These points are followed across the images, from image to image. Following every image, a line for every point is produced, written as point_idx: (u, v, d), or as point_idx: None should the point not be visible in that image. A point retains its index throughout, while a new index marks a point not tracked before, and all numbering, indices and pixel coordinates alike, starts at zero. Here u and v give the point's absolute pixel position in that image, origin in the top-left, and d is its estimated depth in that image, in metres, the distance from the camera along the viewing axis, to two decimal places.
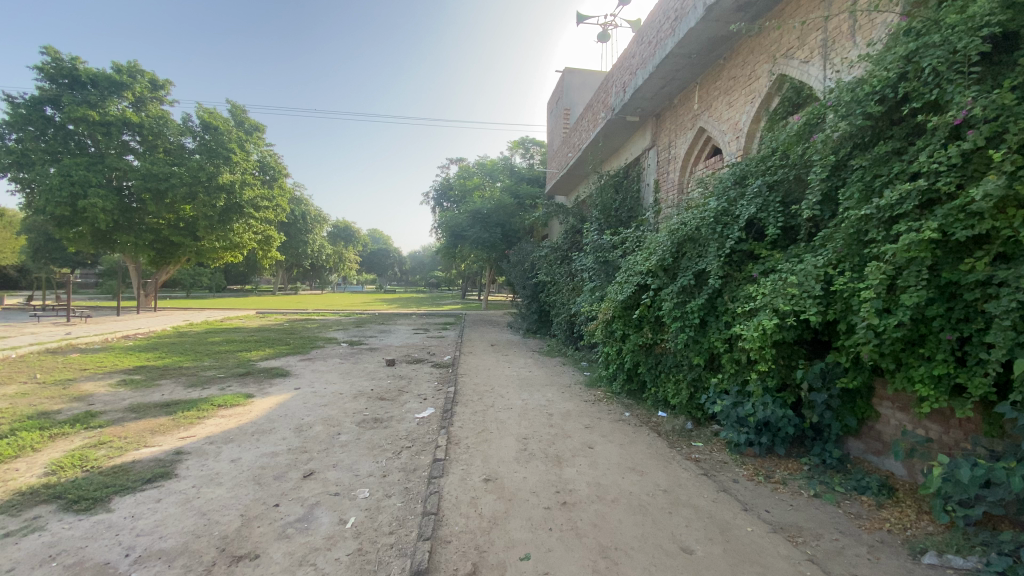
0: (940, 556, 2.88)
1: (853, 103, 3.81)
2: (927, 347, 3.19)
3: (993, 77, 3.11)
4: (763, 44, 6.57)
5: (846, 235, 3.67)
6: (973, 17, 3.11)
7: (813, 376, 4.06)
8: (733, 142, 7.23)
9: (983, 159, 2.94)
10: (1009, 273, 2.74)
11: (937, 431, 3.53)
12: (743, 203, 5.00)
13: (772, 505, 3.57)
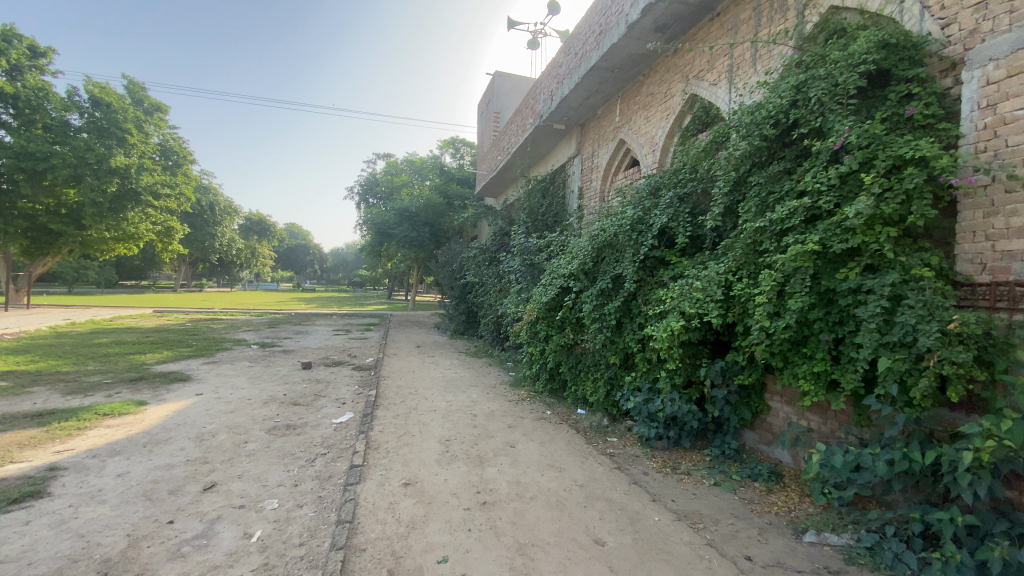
0: (819, 535, 3.24)
1: (752, 125, 4.18)
2: (808, 347, 3.58)
3: (867, 110, 3.57)
4: (678, 64, 7.00)
5: (745, 245, 4.03)
6: (852, 55, 3.57)
7: (715, 373, 4.42)
8: (650, 155, 7.64)
9: (856, 181, 3.35)
10: (876, 283, 3.14)
11: (817, 422, 3.97)
12: (657, 212, 5.32)
13: (678, 494, 3.82)
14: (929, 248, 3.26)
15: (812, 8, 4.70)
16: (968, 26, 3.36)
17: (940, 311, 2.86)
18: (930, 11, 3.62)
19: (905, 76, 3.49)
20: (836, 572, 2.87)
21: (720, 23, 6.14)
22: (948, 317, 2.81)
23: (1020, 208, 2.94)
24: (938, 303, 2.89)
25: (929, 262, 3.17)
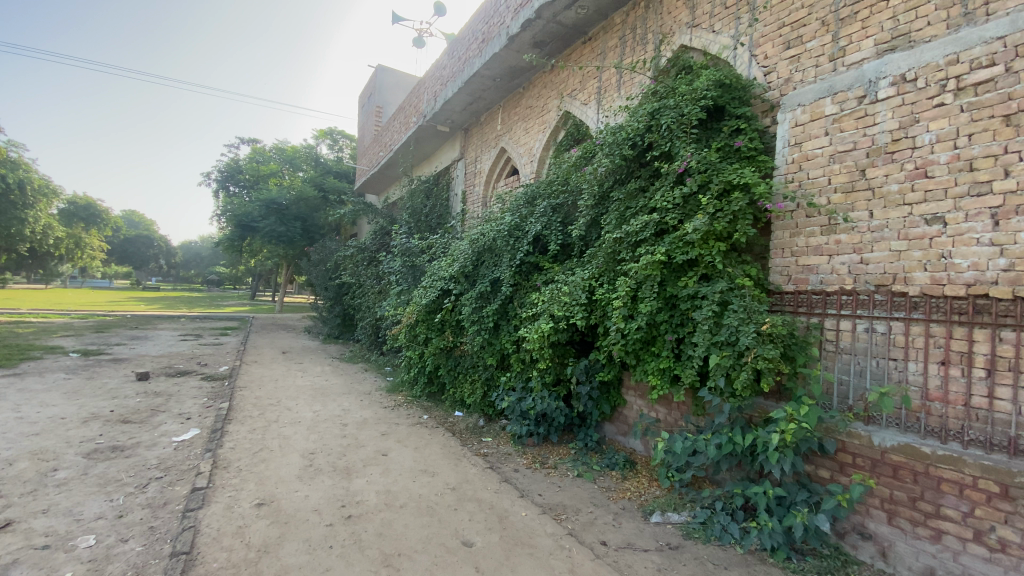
0: (663, 515, 3.62)
1: (614, 144, 4.57)
2: (657, 346, 4.01)
3: (706, 139, 4.10)
4: (554, 81, 7.40)
5: (607, 254, 4.39)
6: (695, 91, 4.09)
7: (580, 371, 4.78)
8: (529, 164, 7.95)
9: (696, 201, 3.83)
10: (709, 290, 3.62)
11: (665, 413, 4.46)
12: (532, 219, 5.57)
13: (544, 489, 4.01)
14: (749, 261, 3.84)
15: (666, 44, 5.27)
16: (783, 76, 4.02)
17: (756, 314, 3.38)
18: (756, 59, 4.26)
19: (735, 113, 4.08)
20: (675, 547, 3.23)
21: (591, 47, 6.61)
22: (761, 320, 3.33)
23: (815, 230, 3.59)
24: (754, 308, 3.42)
25: (749, 273, 3.74)
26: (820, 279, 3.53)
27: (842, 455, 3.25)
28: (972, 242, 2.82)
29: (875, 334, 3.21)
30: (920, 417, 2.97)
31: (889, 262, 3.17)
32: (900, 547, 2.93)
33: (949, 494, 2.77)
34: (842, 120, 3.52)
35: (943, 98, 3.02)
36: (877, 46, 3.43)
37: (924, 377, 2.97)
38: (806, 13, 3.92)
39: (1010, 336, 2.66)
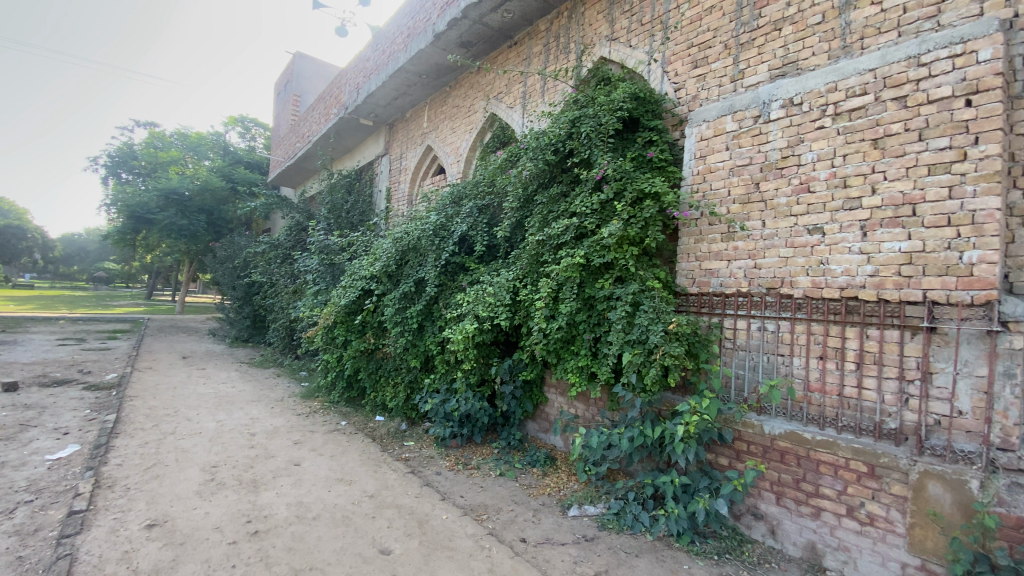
0: (580, 508, 3.77)
1: (538, 148, 4.69)
2: (576, 344, 4.17)
3: (622, 149, 4.32)
4: (480, 82, 7.42)
5: (530, 256, 4.51)
6: (613, 102, 4.29)
7: (504, 371, 4.86)
8: (455, 164, 7.91)
9: (613, 207, 4.03)
10: (623, 291, 3.83)
11: (583, 409, 4.64)
12: (458, 220, 5.57)
13: (466, 490, 4.02)
14: (659, 265, 4.10)
15: (587, 55, 5.47)
16: (691, 93, 4.33)
17: (664, 314, 3.63)
18: (668, 75, 4.55)
19: (648, 126, 4.34)
20: (590, 538, 3.37)
21: (516, 52, 6.70)
22: (669, 320, 3.58)
23: (716, 237, 3.90)
24: (663, 309, 3.66)
25: (659, 276, 4.00)
26: (720, 282, 3.84)
27: (738, 443, 3.54)
28: (845, 250, 3.19)
29: (766, 332, 3.54)
30: (803, 406, 3.31)
31: (778, 267, 3.52)
32: (786, 525, 3.25)
33: (826, 474, 3.10)
34: (740, 137, 3.85)
35: (823, 122, 3.39)
36: (771, 71, 3.78)
37: (806, 370, 3.32)
38: (711, 36, 4.23)
39: (874, 333, 3.03)
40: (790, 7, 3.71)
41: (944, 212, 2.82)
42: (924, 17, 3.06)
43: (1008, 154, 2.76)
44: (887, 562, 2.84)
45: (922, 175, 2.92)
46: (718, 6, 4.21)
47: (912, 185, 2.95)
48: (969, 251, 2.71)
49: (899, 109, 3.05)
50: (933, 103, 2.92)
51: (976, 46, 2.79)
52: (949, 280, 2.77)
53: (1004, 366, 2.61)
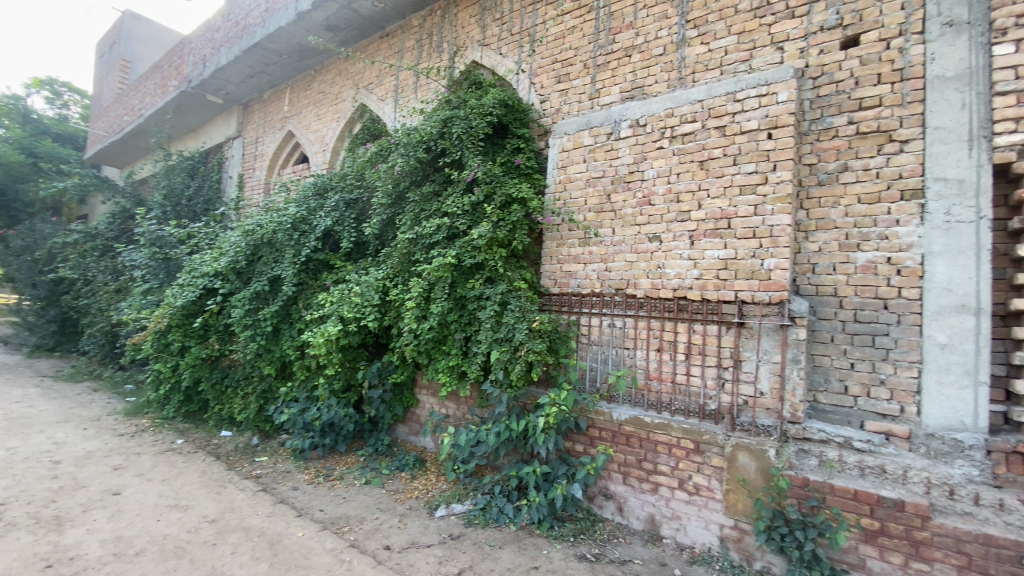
0: (448, 507, 3.81)
1: (409, 145, 4.63)
2: (447, 345, 4.19)
3: (492, 153, 4.43)
4: (350, 71, 7.05)
5: (400, 254, 4.43)
6: (483, 106, 4.39)
7: (372, 375, 4.71)
8: (320, 154, 7.41)
9: (483, 210, 4.14)
10: (492, 292, 3.96)
11: (453, 408, 4.66)
12: (321, 214, 5.23)
13: (326, 503, 3.80)
14: (526, 266, 4.29)
15: (460, 57, 5.51)
16: (555, 105, 4.60)
17: (529, 313, 3.84)
18: (534, 87, 4.78)
19: (517, 133, 4.52)
20: (456, 537, 3.41)
21: (388, 43, 6.51)
22: (533, 318, 3.78)
23: (575, 242, 4.21)
24: (528, 308, 3.85)
25: (525, 277, 4.18)
26: (578, 283, 4.16)
27: (592, 430, 3.85)
28: (677, 256, 3.66)
29: (615, 328, 3.90)
30: (644, 393, 3.72)
31: (625, 271, 3.91)
32: (631, 502, 3.62)
33: (663, 453, 3.51)
34: (595, 151, 4.19)
35: (662, 143, 3.83)
36: (622, 93, 4.18)
37: (646, 361, 3.73)
38: (573, 54, 4.54)
39: (699, 328, 3.52)
40: (638, 37, 4.13)
41: (751, 226, 3.36)
42: (739, 61, 3.63)
43: (797, 181, 3.37)
44: (709, 525, 3.28)
45: (735, 194, 3.45)
46: (579, 26, 4.52)
47: (728, 203, 3.48)
48: (768, 258, 3.27)
49: (720, 137, 3.56)
50: (745, 134, 3.46)
51: (776, 89, 3.35)
52: (754, 282, 3.31)
53: (792, 353, 3.18)
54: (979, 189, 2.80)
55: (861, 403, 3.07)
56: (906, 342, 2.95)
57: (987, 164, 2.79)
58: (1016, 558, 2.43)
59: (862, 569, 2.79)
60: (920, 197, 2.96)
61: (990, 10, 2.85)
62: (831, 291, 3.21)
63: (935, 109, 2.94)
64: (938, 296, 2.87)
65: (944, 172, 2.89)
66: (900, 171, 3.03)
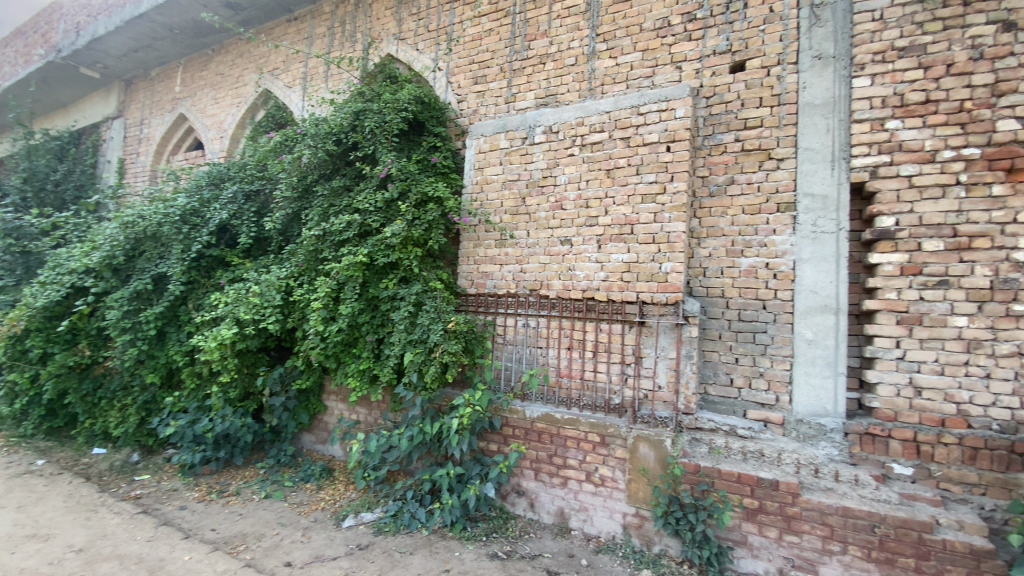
0: (356, 517, 3.68)
1: (317, 136, 4.40)
2: (357, 347, 4.04)
3: (407, 150, 4.33)
4: (253, 53, 6.55)
5: (307, 252, 4.20)
6: (398, 101, 4.28)
7: (273, 381, 4.42)
8: (217, 140, 6.83)
9: (397, 207, 4.04)
10: (406, 292, 3.88)
11: (364, 413, 4.49)
12: (216, 207, 4.81)
13: (219, 521, 3.51)
14: (442, 266, 4.24)
15: (374, 49, 5.33)
16: (472, 106, 4.61)
17: (444, 314, 3.81)
18: (451, 86, 4.75)
19: (433, 131, 4.46)
20: (364, 546, 3.31)
21: (296, 28, 6.14)
22: (448, 319, 3.76)
23: (491, 243, 4.25)
24: (443, 309, 3.82)
25: (441, 277, 4.14)
26: (494, 284, 4.19)
27: (506, 429, 3.90)
28: (586, 258, 3.82)
29: (529, 328, 3.99)
30: (555, 390, 3.83)
31: (539, 272, 4.00)
32: (542, 497, 3.72)
33: (571, 448, 3.64)
34: (511, 153, 4.25)
35: (574, 149, 3.98)
36: (536, 98, 4.28)
37: (557, 360, 3.85)
38: (489, 56, 4.57)
39: (605, 327, 3.69)
40: (552, 45, 4.25)
41: (652, 232, 3.59)
42: (643, 76, 3.86)
43: (692, 192, 3.66)
44: (614, 514, 3.46)
45: (638, 202, 3.66)
46: (495, 29, 4.56)
47: (631, 209, 3.68)
48: (666, 262, 3.51)
49: (626, 147, 3.76)
50: (647, 146, 3.68)
51: (675, 105, 3.61)
52: (653, 284, 3.54)
53: (685, 349, 3.44)
54: (839, 205, 3.20)
55: (744, 394, 3.41)
56: (781, 338, 3.31)
57: (845, 182, 3.19)
58: (867, 526, 2.75)
59: (744, 545, 3.06)
60: (793, 210, 3.33)
61: (852, 46, 3.23)
62: (719, 293, 3.52)
63: (805, 132, 3.32)
64: (806, 297, 3.25)
65: (811, 189, 3.28)
66: (776, 186, 3.39)
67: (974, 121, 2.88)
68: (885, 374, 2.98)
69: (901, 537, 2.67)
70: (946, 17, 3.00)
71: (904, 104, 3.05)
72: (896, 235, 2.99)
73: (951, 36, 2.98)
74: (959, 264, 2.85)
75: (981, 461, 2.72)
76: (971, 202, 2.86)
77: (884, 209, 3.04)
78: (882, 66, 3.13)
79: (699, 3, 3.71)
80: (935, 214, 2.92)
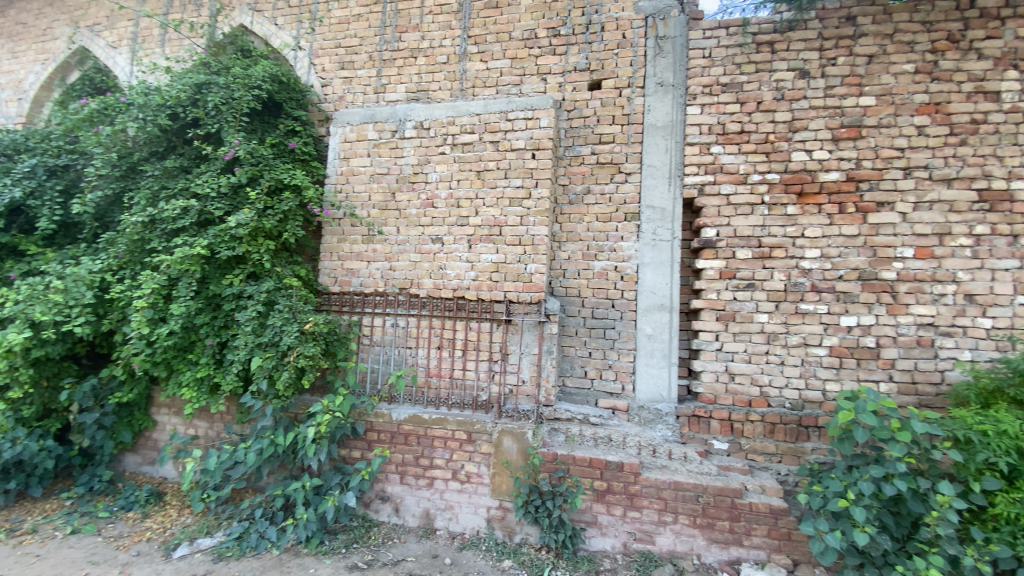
0: (191, 544, 3.27)
1: (146, 107, 3.80)
2: (194, 352, 3.58)
3: (259, 132, 3.94)
4: (65, 2, 5.43)
5: (129, 241, 3.60)
6: (250, 77, 3.86)
7: (83, 395, 3.71)
8: (13, 102, 5.55)
9: (245, 194, 3.66)
10: (255, 290, 3.53)
11: (204, 427, 3.99)
12: (3, 181, 3.90)
13: (8, 566, 2.99)
14: (300, 262, 3.92)
15: (223, 17, 4.75)
16: (337, 92, 4.34)
17: (300, 314, 3.53)
18: (315, 68, 4.42)
19: (291, 114, 4.10)
20: None
21: None
22: (304, 319, 3.49)
23: (357, 238, 4.04)
24: (298, 308, 3.54)
25: (298, 274, 3.82)
26: (360, 282, 4.00)
27: (370, 434, 3.74)
28: (456, 258, 3.83)
29: (397, 328, 3.87)
30: (424, 390, 3.78)
31: (408, 270, 3.91)
32: (407, 500, 3.64)
33: (438, 448, 3.62)
34: (379, 146, 4.10)
35: (444, 148, 3.96)
36: (407, 92, 4.18)
37: (427, 359, 3.80)
38: (357, 43, 4.34)
39: (474, 326, 3.74)
40: (424, 41, 4.18)
41: (518, 234, 3.72)
42: (512, 83, 3.99)
43: (554, 198, 3.87)
44: (478, 509, 3.52)
45: (506, 205, 3.77)
46: (364, 15, 4.35)
47: (500, 211, 3.78)
48: (530, 263, 3.68)
49: (495, 150, 3.85)
50: (514, 151, 3.81)
51: (540, 114, 3.78)
52: (519, 284, 3.68)
53: (547, 345, 3.64)
54: (673, 216, 3.63)
55: (597, 385, 3.70)
56: (627, 334, 3.66)
57: (679, 197, 3.63)
58: (694, 496, 3.17)
59: (595, 525, 3.32)
60: (637, 220, 3.70)
61: (686, 77, 3.68)
62: (576, 293, 3.78)
63: (648, 150, 3.71)
64: (646, 298, 3.63)
65: (653, 202, 3.67)
66: (625, 198, 3.74)
67: (775, 151, 3.47)
68: (708, 363, 3.46)
69: (718, 503, 3.12)
70: (758, 61, 3.56)
71: (726, 132, 3.56)
72: (717, 245, 3.49)
73: (761, 78, 3.54)
74: (763, 270, 3.42)
75: (777, 433, 3.29)
76: (772, 219, 3.44)
77: (709, 222, 3.53)
78: (710, 98, 3.61)
79: (564, 20, 3.93)
80: (746, 228, 3.46)
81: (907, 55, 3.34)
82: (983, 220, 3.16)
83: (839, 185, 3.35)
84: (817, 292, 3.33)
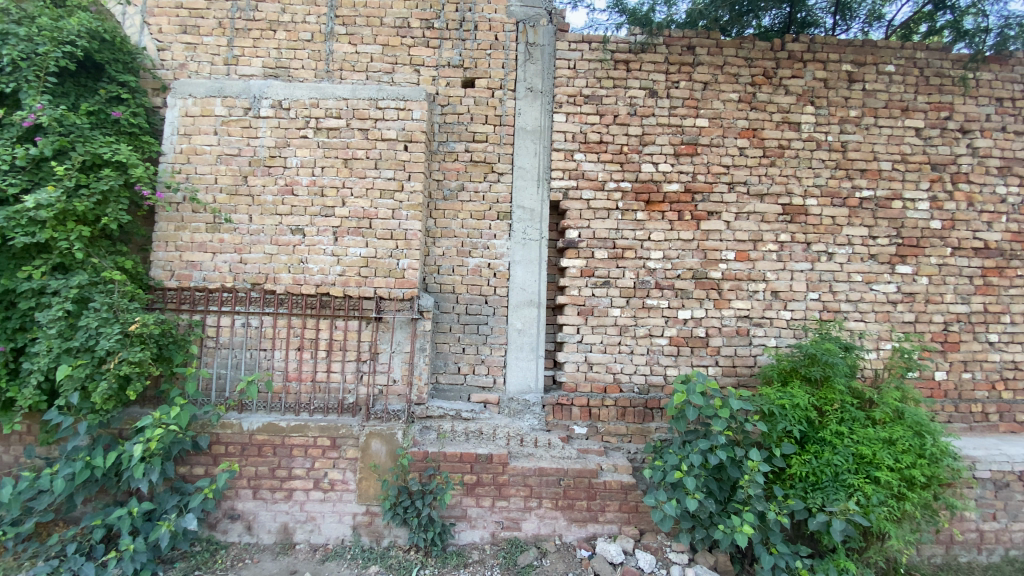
0: None
1: None
2: None
3: (72, 96, 3.31)
4: None
5: None
6: (61, 30, 3.22)
7: None
8: None
9: (50, 169, 3.06)
10: (62, 284, 2.95)
11: None
12: None
13: None
14: (125, 251, 3.35)
15: None
16: (178, 59, 3.79)
17: (124, 314, 3.02)
18: (148, 28, 3.81)
19: (115, 78, 3.48)
20: None
21: None
22: (129, 319, 3.00)
23: (200, 227, 3.59)
24: (122, 307, 3.03)
25: (122, 266, 3.26)
26: (203, 276, 3.55)
27: (215, 447, 3.35)
28: (320, 251, 3.59)
29: (249, 328, 3.52)
30: (281, 396, 3.48)
31: (263, 263, 3.57)
32: (261, 516, 3.34)
33: (298, 456, 3.37)
34: (229, 124, 3.67)
35: (306, 132, 3.67)
36: (263, 68, 3.80)
37: (285, 362, 3.51)
38: (202, 5, 3.82)
39: (340, 324, 3.54)
40: (285, 14, 3.83)
41: (389, 228, 3.61)
42: (383, 71, 3.84)
43: (427, 193, 3.81)
44: (343, 517, 3.35)
45: (376, 197, 3.63)
46: None
47: (369, 203, 3.62)
48: (402, 259, 3.59)
49: (364, 139, 3.67)
50: (385, 141, 3.67)
51: (412, 106, 3.69)
52: (390, 281, 3.58)
53: (419, 342, 3.58)
54: (541, 217, 3.81)
55: (468, 379, 3.73)
56: (498, 329, 3.75)
57: (546, 200, 3.82)
58: (556, 480, 3.37)
59: (464, 519, 3.36)
60: (508, 219, 3.81)
61: (553, 85, 3.88)
62: (449, 289, 3.77)
63: (519, 152, 3.84)
64: (516, 294, 3.76)
65: (523, 203, 3.81)
66: (497, 197, 3.82)
67: (629, 161, 3.81)
68: (570, 355, 3.68)
69: (577, 485, 3.37)
70: (615, 77, 3.86)
71: (587, 141, 3.82)
72: (579, 245, 3.74)
73: (618, 93, 3.86)
74: (617, 269, 3.74)
75: (628, 416, 3.63)
76: (625, 223, 3.77)
77: (572, 224, 3.76)
78: (574, 107, 3.84)
79: (437, 13, 3.88)
80: (604, 230, 3.76)
81: (733, 86, 3.89)
82: (786, 230, 3.80)
83: (679, 195, 3.79)
84: (660, 289, 3.73)
